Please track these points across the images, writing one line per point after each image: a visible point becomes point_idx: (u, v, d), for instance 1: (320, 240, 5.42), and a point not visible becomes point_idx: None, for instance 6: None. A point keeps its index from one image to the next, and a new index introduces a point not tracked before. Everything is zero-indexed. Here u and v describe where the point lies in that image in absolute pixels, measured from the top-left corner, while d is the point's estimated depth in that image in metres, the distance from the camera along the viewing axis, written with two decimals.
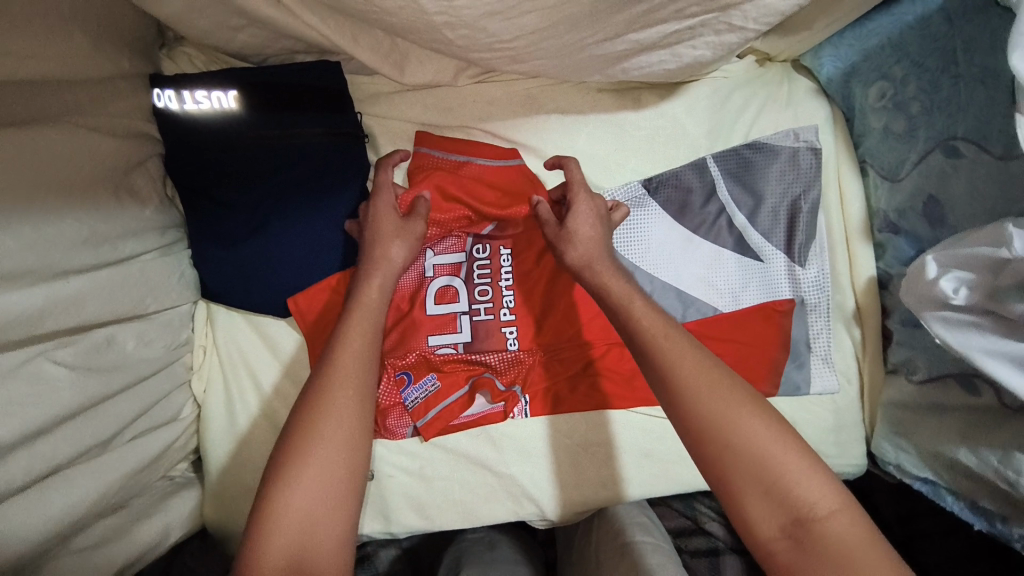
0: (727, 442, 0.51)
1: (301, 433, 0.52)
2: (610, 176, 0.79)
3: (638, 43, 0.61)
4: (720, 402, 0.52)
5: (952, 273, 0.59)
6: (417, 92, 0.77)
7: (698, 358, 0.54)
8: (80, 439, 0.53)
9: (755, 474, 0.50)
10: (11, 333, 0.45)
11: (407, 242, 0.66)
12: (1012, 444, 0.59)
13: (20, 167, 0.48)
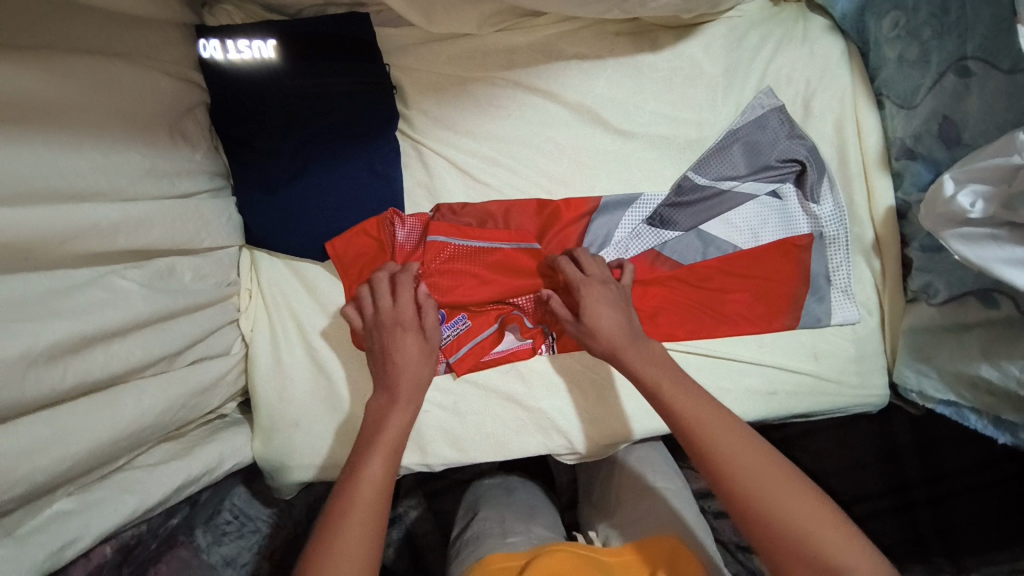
0: (765, 514, 0.54)
1: (369, 491, 0.60)
2: (630, 118, 0.81)
3: None
4: (756, 475, 0.56)
5: (969, 187, 0.61)
6: (444, 41, 0.79)
7: (735, 431, 0.60)
8: (154, 348, 0.60)
9: (790, 547, 0.53)
10: (90, 241, 0.52)
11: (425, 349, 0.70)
12: None
13: (92, 96, 0.54)
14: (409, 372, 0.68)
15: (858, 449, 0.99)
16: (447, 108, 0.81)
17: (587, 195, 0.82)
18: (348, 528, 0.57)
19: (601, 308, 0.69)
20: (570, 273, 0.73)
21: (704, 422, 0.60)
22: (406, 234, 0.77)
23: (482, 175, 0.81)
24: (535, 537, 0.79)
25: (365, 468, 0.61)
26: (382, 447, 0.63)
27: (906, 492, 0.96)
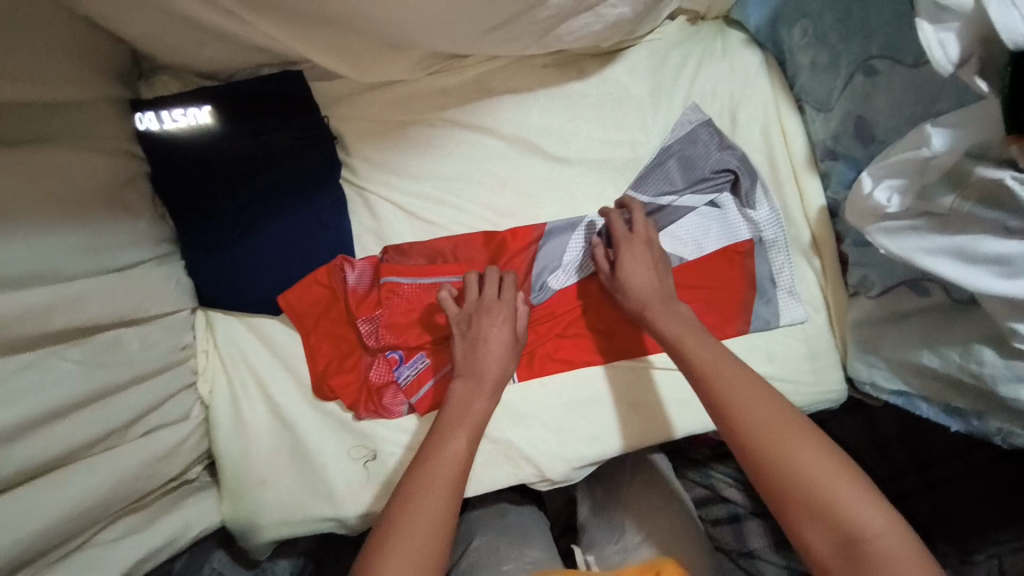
0: (779, 461, 0.55)
1: (424, 468, 0.64)
2: (566, 145, 0.83)
3: (562, 8, 0.60)
4: (776, 424, 0.57)
5: (885, 183, 0.63)
6: (375, 91, 0.81)
7: (749, 380, 0.61)
8: (97, 424, 0.60)
9: (801, 496, 0.54)
10: (23, 327, 0.52)
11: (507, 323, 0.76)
12: (971, 337, 0.62)
13: (18, 183, 0.55)
14: (494, 362, 0.74)
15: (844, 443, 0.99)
16: (387, 153, 0.83)
17: (533, 223, 0.84)
18: (424, 498, 0.61)
19: (640, 266, 0.74)
20: (615, 231, 0.76)
21: (725, 373, 0.62)
22: (357, 278, 0.78)
23: (428, 214, 0.83)
24: (530, 561, 0.80)
25: (447, 446, 0.66)
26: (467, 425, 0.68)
27: (900, 480, 0.93)
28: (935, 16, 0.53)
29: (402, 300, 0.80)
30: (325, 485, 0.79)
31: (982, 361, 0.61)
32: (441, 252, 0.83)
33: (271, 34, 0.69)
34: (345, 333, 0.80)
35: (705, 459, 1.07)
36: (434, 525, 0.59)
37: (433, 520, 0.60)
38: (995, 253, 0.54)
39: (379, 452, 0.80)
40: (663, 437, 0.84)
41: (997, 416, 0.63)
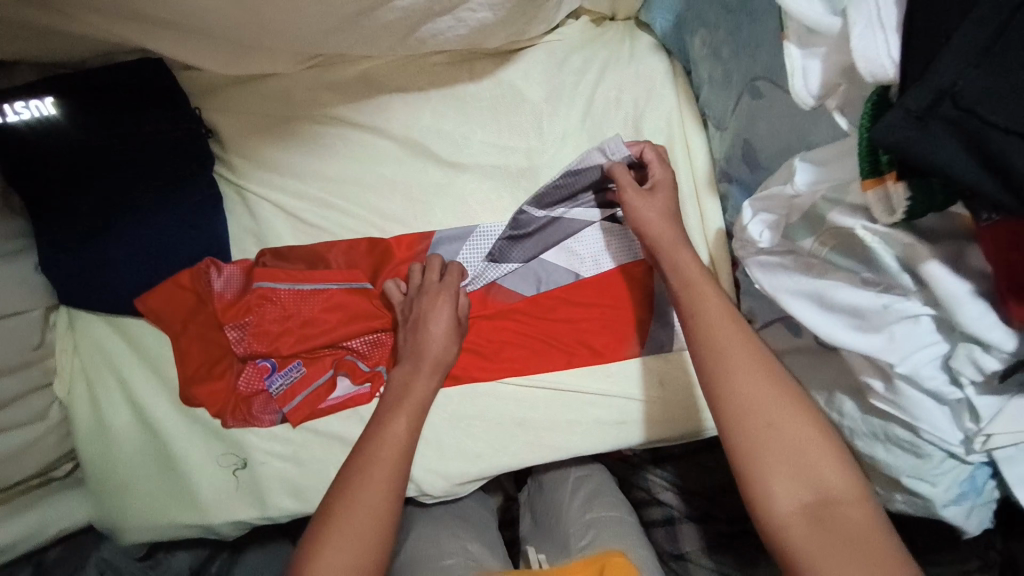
0: (761, 420, 0.52)
1: (366, 455, 0.64)
2: (460, 152, 0.78)
3: (409, 10, 0.55)
4: (764, 382, 0.54)
5: (759, 216, 0.57)
6: (250, 82, 0.76)
7: (746, 333, 0.57)
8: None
9: (781, 451, 0.51)
10: None
11: (449, 306, 0.73)
12: (836, 385, 0.57)
13: None
14: (439, 344, 0.72)
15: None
16: (267, 148, 0.78)
17: (422, 231, 0.79)
18: (369, 483, 0.61)
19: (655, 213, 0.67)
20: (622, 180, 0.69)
21: (724, 321, 0.57)
22: (223, 283, 0.75)
23: (309, 216, 0.78)
24: (473, 558, 0.78)
25: (390, 429, 0.66)
26: (409, 408, 0.68)
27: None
28: (804, 39, 0.46)
29: (276, 306, 0.76)
30: (191, 492, 0.77)
31: (842, 412, 0.56)
32: (318, 258, 0.78)
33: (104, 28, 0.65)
34: (216, 338, 0.77)
35: (645, 462, 0.99)
36: (379, 506, 0.60)
37: (375, 506, 0.60)
38: (848, 305, 0.49)
39: (249, 461, 0.77)
40: (550, 457, 0.80)
41: None
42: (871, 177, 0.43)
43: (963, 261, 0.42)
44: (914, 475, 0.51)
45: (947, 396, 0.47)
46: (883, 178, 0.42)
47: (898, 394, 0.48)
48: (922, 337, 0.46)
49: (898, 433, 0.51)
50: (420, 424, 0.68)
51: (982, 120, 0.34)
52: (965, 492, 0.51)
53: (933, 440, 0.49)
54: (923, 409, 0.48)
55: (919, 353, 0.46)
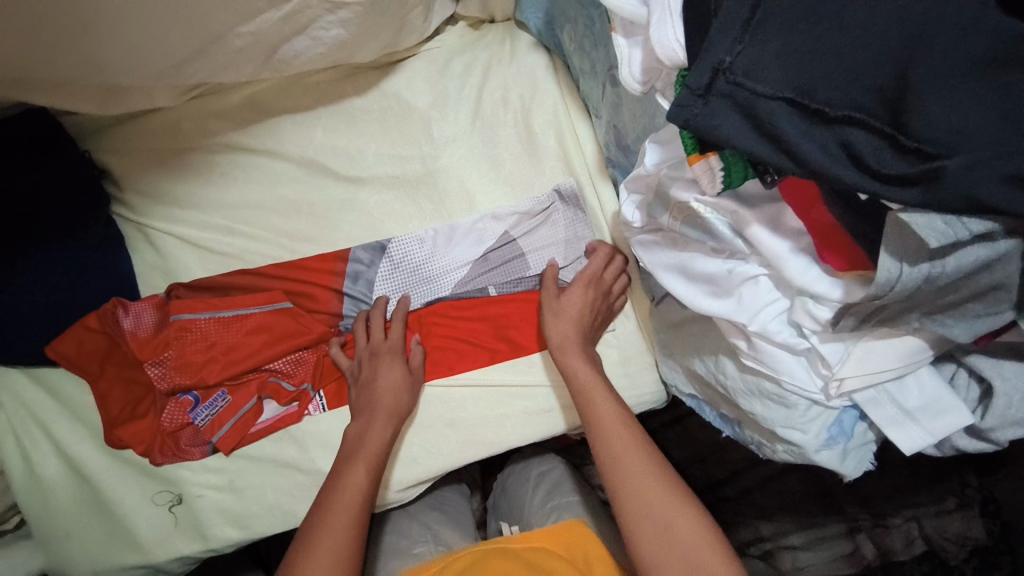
0: (657, 526, 0.59)
1: (324, 511, 0.67)
2: (355, 164, 0.79)
3: (254, 33, 0.60)
4: (646, 479, 0.61)
5: (630, 197, 0.60)
6: (136, 121, 0.76)
7: (641, 447, 0.64)
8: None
9: (674, 555, 0.57)
10: None
11: (392, 365, 0.76)
12: (719, 349, 0.59)
13: None
14: (391, 394, 0.74)
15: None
16: (166, 183, 0.78)
17: (332, 249, 0.80)
18: (324, 535, 0.65)
19: (567, 325, 0.73)
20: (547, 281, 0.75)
21: (619, 430, 0.66)
22: (133, 321, 0.75)
23: (216, 245, 0.79)
24: (442, 543, 0.86)
25: (347, 477, 0.69)
26: (363, 458, 0.71)
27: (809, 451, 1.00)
28: (628, 28, 0.49)
29: (197, 336, 0.76)
30: (132, 533, 0.77)
31: (725, 373, 0.58)
32: (233, 284, 0.79)
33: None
34: (137, 376, 0.77)
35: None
36: (336, 554, 0.64)
37: (329, 554, 0.63)
38: (705, 274, 0.52)
39: (184, 496, 0.77)
40: (486, 451, 0.81)
41: (749, 427, 0.59)
42: (695, 153, 0.45)
43: (782, 221, 0.45)
44: (786, 425, 0.53)
45: (798, 347, 0.49)
46: (704, 153, 0.44)
47: (758, 351, 0.50)
48: (765, 295, 0.49)
49: (767, 387, 0.53)
50: (376, 471, 0.71)
51: (752, 91, 0.37)
52: (834, 436, 0.52)
53: (795, 389, 0.51)
54: (781, 363, 0.50)
55: (765, 311, 0.49)
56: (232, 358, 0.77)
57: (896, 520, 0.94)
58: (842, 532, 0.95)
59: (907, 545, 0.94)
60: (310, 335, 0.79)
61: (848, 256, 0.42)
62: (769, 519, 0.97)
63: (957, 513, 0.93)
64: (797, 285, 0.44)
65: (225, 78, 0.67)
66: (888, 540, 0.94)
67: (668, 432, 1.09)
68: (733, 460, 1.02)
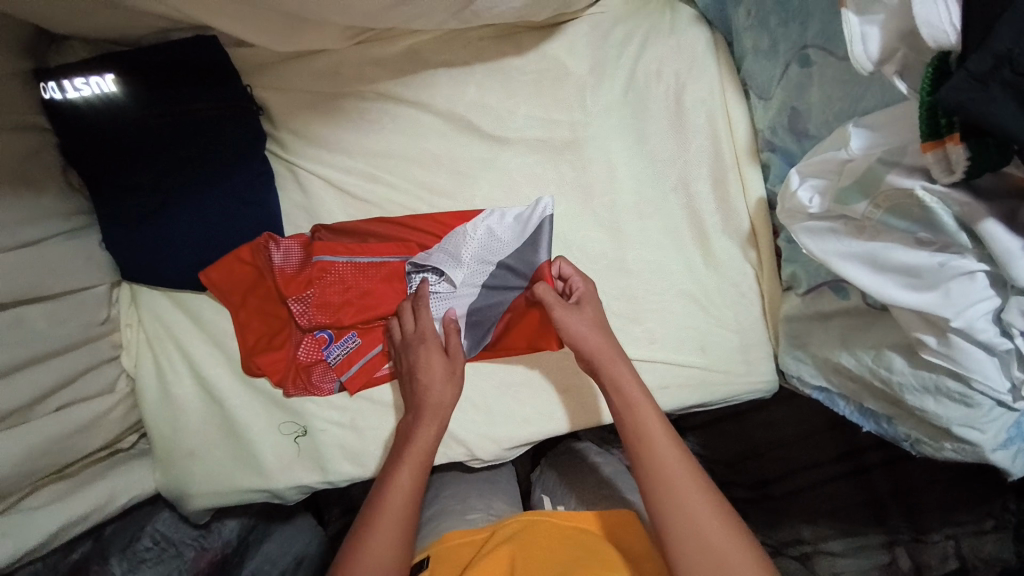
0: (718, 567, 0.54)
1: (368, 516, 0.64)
2: (503, 124, 0.80)
3: None
4: (700, 508, 0.57)
5: (808, 182, 0.60)
6: (299, 61, 0.77)
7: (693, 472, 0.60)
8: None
9: None
10: None
11: (436, 364, 0.72)
12: (884, 342, 0.60)
13: None
14: (439, 390, 0.71)
15: (808, 418, 1.01)
16: (318, 125, 0.79)
17: (468, 208, 0.80)
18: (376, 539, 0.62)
19: (618, 360, 0.68)
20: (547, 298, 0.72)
21: (665, 447, 0.62)
22: (283, 257, 0.77)
23: (360, 191, 0.80)
24: (493, 513, 0.86)
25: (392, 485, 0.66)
26: (413, 462, 0.68)
27: (859, 455, 0.95)
28: (864, 6, 0.48)
29: (336, 279, 0.78)
30: (256, 457, 0.80)
31: (890, 368, 0.59)
32: (370, 231, 0.79)
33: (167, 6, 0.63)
34: (274, 311, 0.80)
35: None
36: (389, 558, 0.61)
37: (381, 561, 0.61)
38: (903, 264, 0.52)
39: (308, 428, 0.80)
40: (598, 420, 0.82)
41: (905, 422, 0.61)
42: (930, 140, 0.45)
43: (1016, 218, 0.46)
44: (966, 424, 0.54)
45: (998, 347, 0.50)
46: (943, 140, 0.44)
47: (952, 348, 0.51)
48: (976, 292, 0.49)
49: (950, 385, 0.53)
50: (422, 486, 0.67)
51: None
52: (1013, 437, 0.54)
53: (984, 389, 0.52)
54: (976, 361, 0.51)
55: (974, 308, 0.49)
56: (366, 304, 0.79)
57: (935, 536, 0.87)
58: (882, 545, 0.90)
59: (943, 563, 0.86)
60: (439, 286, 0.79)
61: None
62: (810, 523, 0.95)
63: (993, 534, 0.84)
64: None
65: (417, 24, 0.68)
66: (926, 557, 0.87)
67: (721, 426, 1.12)
68: (788, 460, 1.01)
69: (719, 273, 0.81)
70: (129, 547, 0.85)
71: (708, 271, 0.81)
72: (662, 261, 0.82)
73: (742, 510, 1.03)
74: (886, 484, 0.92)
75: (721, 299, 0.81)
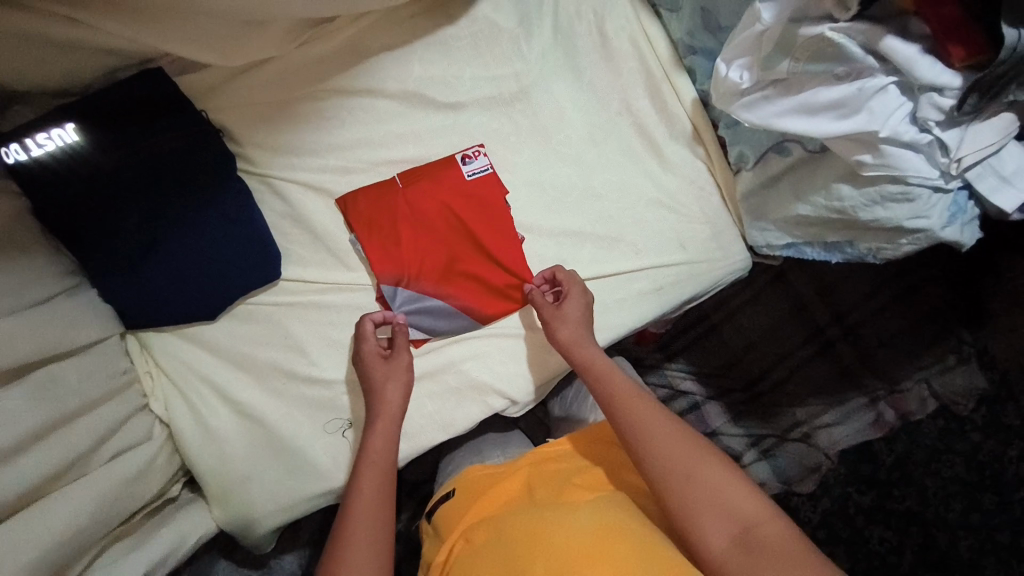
0: (666, 465, 0.60)
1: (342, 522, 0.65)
2: (454, 89, 0.85)
3: None
4: (649, 419, 0.64)
5: (736, 63, 0.68)
6: (248, 74, 0.79)
7: (630, 383, 0.69)
8: (48, 460, 0.61)
9: (680, 486, 0.58)
10: None
11: (398, 381, 0.77)
12: (832, 177, 0.71)
13: None
14: (395, 395, 0.76)
15: (771, 314, 1.15)
16: (281, 133, 0.82)
17: (441, 157, 0.85)
18: (356, 539, 0.63)
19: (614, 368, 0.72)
20: (369, 351, 0.78)
21: (615, 376, 0.71)
22: (370, 207, 0.82)
23: (338, 186, 0.83)
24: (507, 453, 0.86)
25: (362, 486, 0.69)
26: (374, 469, 0.70)
27: (823, 334, 1.13)
28: None
29: (438, 212, 0.84)
30: (309, 463, 0.81)
31: (841, 198, 0.70)
32: (457, 165, 0.85)
33: (115, 32, 0.66)
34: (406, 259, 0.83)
35: (660, 360, 1.16)
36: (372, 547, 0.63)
37: (369, 546, 0.63)
38: (831, 100, 0.62)
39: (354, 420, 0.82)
40: (613, 335, 0.89)
41: (865, 239, 0.72)
42: None
43: (909, 30, 0.58)
44: (914, 216, 0.65)
45: (921, 142, 0.61)
46: None
47: (885, 156, 0.62)
48: (892, 102, 0.61)
49: (892, 189, 0.65)
50: (388, 484, 0.70)
51: None
52: (954, 213, 0.65)
53: (919, 181, 0.63)
54: (907, 159, 0.62)
55: (895, 115, 0.60)
56: (474, 235, 0.84)
57: (908, 384, 1.08)
58: (866, 404, 1.09)
59: (923, 404, 1.07)
60: (502, 205, 0.86)
61: (967, 47, 0.55)
62: (803, 404, 1.11)
63: (959, 367, 1.05)
64: (928, 80, 0.56)
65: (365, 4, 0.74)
66: (904, 402, 1.07)
67: (703, 342, 1.17)
68: (764, 356, 1.14)
69: (678, 175, 0.91)
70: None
71: (669, 176, 0.91)
72: (627, 179, 0.90)
73: (743, 411, 1.13)
74: (851, 353, 1.11)
75: (686, 197, 0.91)
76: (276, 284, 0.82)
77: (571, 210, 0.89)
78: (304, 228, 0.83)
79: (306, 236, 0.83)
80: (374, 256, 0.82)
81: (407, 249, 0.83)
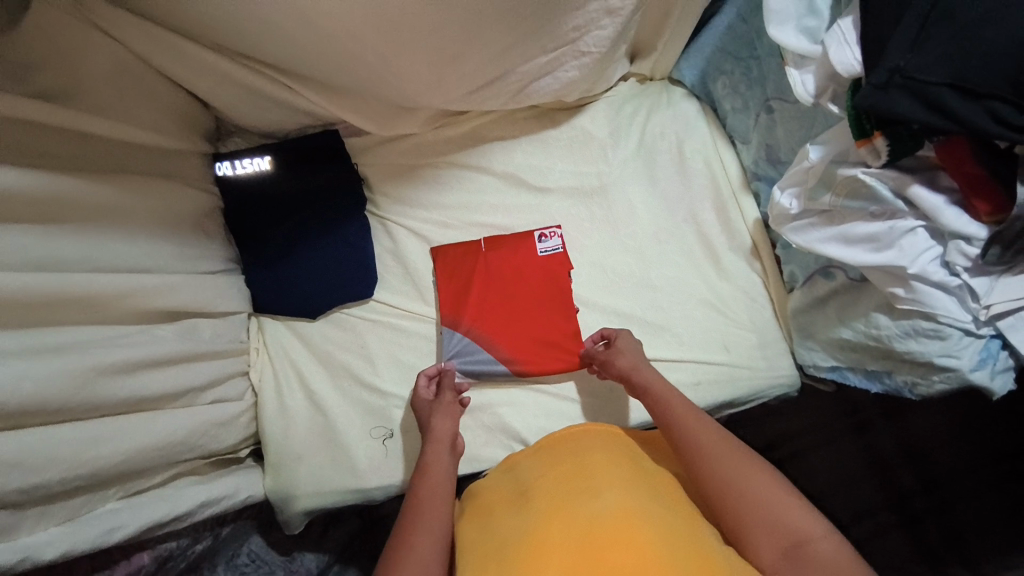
0: (722, 480, 0.68)
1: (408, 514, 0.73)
2: (545, 177, 1.03)
3: (526, 73, 0.90)
4: (706, 439, 0.72)
5: (787, 192, 0.78)
6: (391, 143, 1.03)
7: (686, 404, 0.77)
8: (173, 384, 0.80)
9: (736, 501, 0.66)
10: (159, 299, 0.78)
11: (447, 415, 0.87)
12: (870, 307, 0.75)
13: (163, 205, 0.81)
14: (445, 425, 0.86)
15: (846, 465, 1.10)
16: (405, 189, 1.03)
17: (523, 230, 1.01)
18: (419, 533, 0.69)
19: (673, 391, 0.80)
20: (422, 396, 0.90)
21: (674, 398, 0.78)
22: (457, 258, 0.99)
23: (435, 236, 1.01)
24: None
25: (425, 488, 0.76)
26: (432, 483, 0.77)
27: (908, 503, 1.07)
28: (800, 62, 0.72)
29: (512, 273, 0.99)
30: (351, 457, 0.93)
31: (879, 326, 0.73)
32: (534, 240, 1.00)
33: (314, 99, 0.91)
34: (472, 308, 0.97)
35: None
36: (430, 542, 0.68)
37: (429, 543, 0.68)
38: (868, 234, 0.69)
39: (395, 431, 0.94)
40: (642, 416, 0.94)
41: (900, 371, 0.74)
42: (861, 138, 0.66)
43: (938, 183, 0.65)
44: (944, 354, 0.68)
45: (950, 285, 0.66)
46: (870, 138, 0.66)
47: (916, 293, 0.67)
48: (921, 244, 0.66)
49: (923, 325, 0.68)
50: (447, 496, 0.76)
51: (923, 81, 0.58)
52: (984, 358, 0.67)
53: (950, 321, 0.66)
54: (937, 298, 0.66)
55: (923, 256, 0.66)
56: (535, 299, 0.98)
57: None
58: None
59: None
60: (564, 280, 0.99)
61: (990, 202, 0.61)
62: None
63: None
64: (954, 228, 0.63)
65: (487, 104, 0.96)
66: None
67: None
68: (838, 513, 1.08)
69: (733, 284, 0.98)
70: (232, 559, 0.95)
71: (723, 283, 0.98)
72: (683, 277, 0.99)
73: None
74: (939, 534, 1.05)
75: (737, 304, 0.97)
76: (367, 302, 1.00)
77: (626, 295, 0.99)
78: (400, 264, 1.01)
79: (400, 270, 1.01)
80: (451, 303, 0.98)
81: (477, 298, 0.98)
